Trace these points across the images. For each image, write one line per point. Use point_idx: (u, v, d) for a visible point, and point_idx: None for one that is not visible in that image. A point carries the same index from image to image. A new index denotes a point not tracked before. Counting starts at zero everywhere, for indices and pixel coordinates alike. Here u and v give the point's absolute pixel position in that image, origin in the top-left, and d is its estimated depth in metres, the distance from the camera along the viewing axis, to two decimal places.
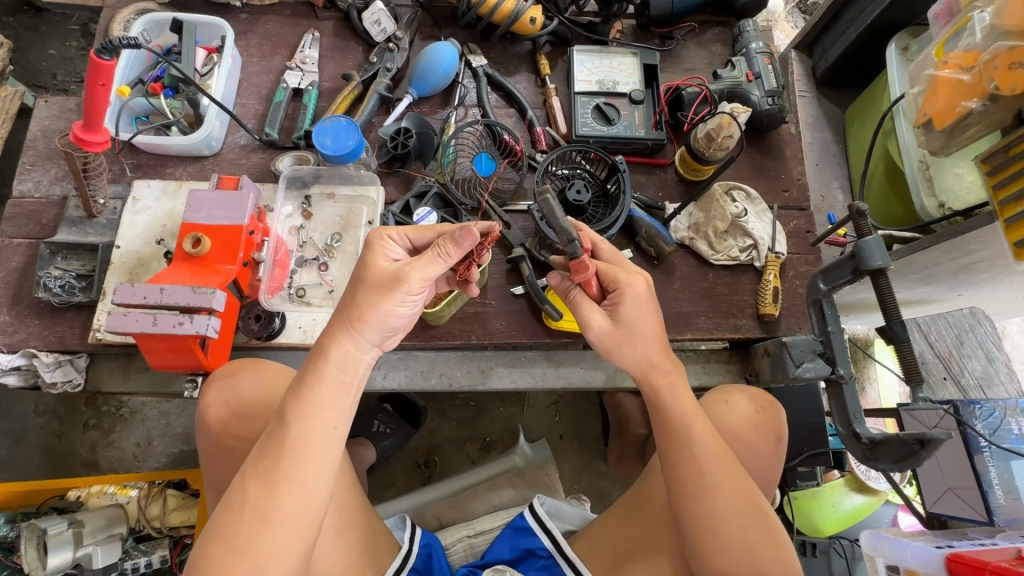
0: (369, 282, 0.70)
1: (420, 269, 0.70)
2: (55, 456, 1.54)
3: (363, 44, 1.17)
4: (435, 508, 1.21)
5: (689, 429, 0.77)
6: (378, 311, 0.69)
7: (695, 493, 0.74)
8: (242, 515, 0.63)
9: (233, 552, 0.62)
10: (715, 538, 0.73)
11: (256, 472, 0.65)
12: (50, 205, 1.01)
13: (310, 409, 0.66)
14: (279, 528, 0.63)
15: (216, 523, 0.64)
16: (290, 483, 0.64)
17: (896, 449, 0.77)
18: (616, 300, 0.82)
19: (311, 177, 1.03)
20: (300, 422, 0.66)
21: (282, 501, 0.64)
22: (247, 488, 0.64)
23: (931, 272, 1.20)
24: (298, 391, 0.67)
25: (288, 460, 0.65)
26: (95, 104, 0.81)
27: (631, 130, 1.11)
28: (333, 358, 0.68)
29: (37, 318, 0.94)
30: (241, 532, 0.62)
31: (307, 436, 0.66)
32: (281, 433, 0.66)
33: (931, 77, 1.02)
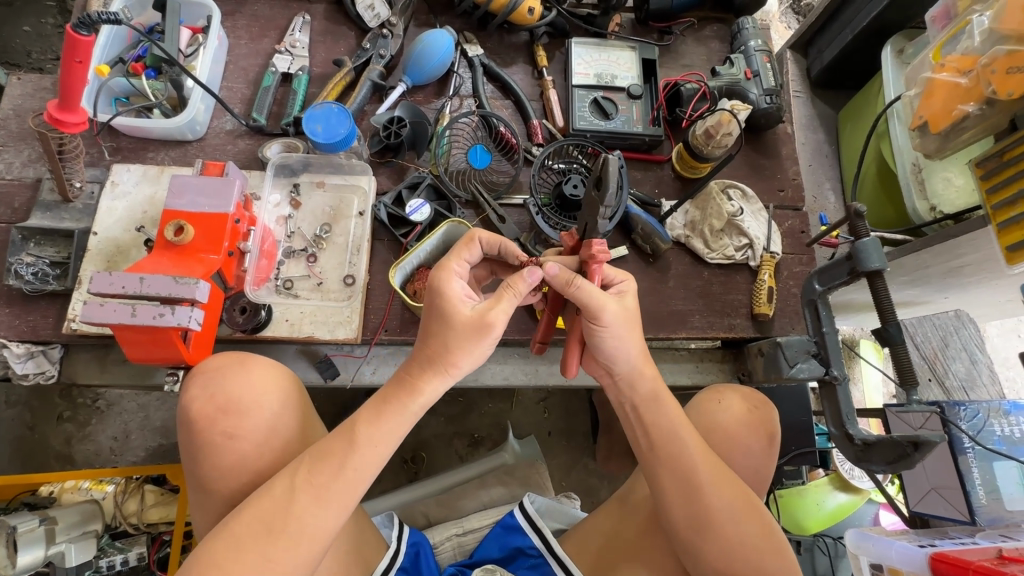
0: (455, 329, 0.68)
1: (504, 314, 0.69)
2: (26, 449, 1.49)
3: (356, 29, 1.13)
4: (423, 505, 1.19)
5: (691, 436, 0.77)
6: (465, 356, 0.69)
7: (712, 499, 0.73)
8: (285, 525, 0.62)
9: (260, 561, 0.60)
10: (724, 543, 0.73)
11: (308, 484, 0.64)
12: (23, 188, 0.96)
13: (381, 432, 0.67)
14: (313, 541, 0.63)
15: (248, 528, 0.62)
16: (338, 501, 0.64)
17: (889, 451, 0.77)
18: (620, 294, 0.80)
19: (300, 165, 1.00)
20: (365, 443, 0.66)
21: (324, 515, 0.63)
22: (295, 498, 0.63)
23: (921, 275, 1.21)
24: (373, 412, 0.68)
25: (343, 479, 0.65)
26: (72, 82, 0.77)
27: (629, 125, 1.09)
28: (415, 388, 0.69)
29: (8, 306, 0.90)
30: (273, 540, 0.61)
31: (367, 458, 0.66)
32: (337, 445, 0.66)
33: (928, 79, 1.02)
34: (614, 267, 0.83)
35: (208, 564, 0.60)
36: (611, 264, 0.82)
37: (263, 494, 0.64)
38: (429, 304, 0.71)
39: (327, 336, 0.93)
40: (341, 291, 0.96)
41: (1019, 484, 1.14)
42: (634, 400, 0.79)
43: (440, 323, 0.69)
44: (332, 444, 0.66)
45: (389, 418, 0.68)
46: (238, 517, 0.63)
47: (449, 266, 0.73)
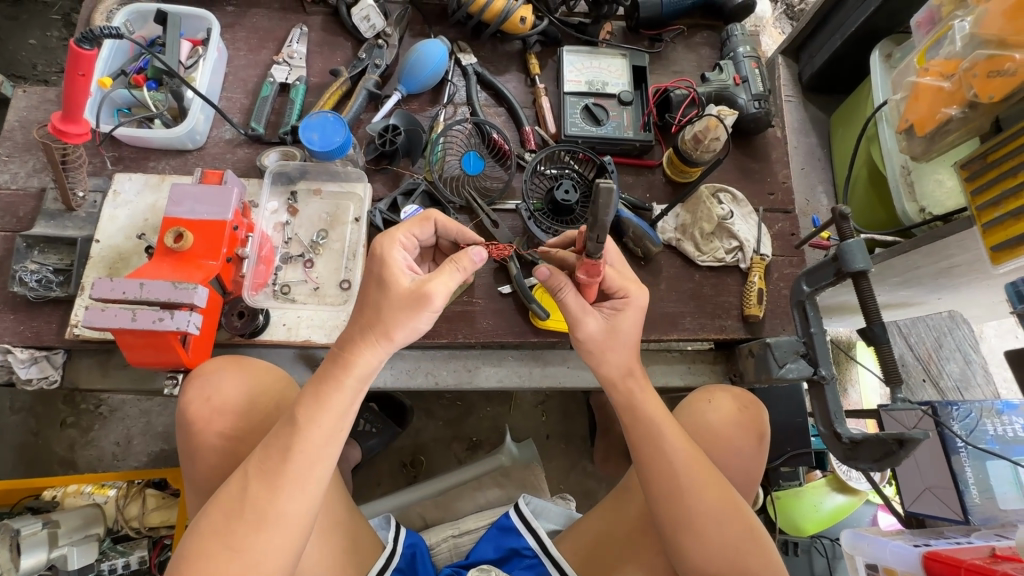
0: (391, 299, 0.68)
1: (444, 285, 0.68)
2: (30, 454, 1.51)
3: (353, 39, 1.16)
4: (420, 507, 1.20)
5: (664, 435, 0.78)
6: (403, 329, 0.68)
7: (691, 498, 0.75)
8: (242, 513, 0.63)
9: (226, 549, 0.62)
10: (704, 538, 0.74)
11: (259, 472, 0.65)
12: (27, 197, 0.99)
13: (322, 414, 0.66)
14: (274, 529, 0.63)
15: (211, 522, 0.63)
16: (293, 484, 0.64)
17: (876, 449, 0.79)
18: (619, 308, 0.82)
19: (298, 172, 1.02)
20: (306, 424, 0.66)
21: (282, 502, 0.64)
22: (248, 487, 0.64)
23: (912, 276, 1.22)
24: (311, 395, 0.67)
25: (292, 464, 0.65)
26: (74, 94, 0.80)
27: (620, 131, 1.11)
28: (347, 365, 0.68)
29: (13, 312, 0.92)
30: (235, 529, 0.62)
31: (311, 441, 0.65)
32: (284, 430, 0.66)
33: (913, 83, 1.04)
34: (619, 276, 0.83)
35: (182, 560, 0.62)
36: (616, 273, 0.83)
37: (222, 489, 0.65)
38: (369, 268, 0.72)
39: (323, 340, 0.94)
40: (337, 295, 0.98)
41: (1013, 483, 1.14)
42: (617, 394, 0.82)
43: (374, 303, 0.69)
44: (278, 430, 0.67)
45: (327, 398, 0.67)
46: (205, 512, 0.65)
47: (396, 234, 0.74)
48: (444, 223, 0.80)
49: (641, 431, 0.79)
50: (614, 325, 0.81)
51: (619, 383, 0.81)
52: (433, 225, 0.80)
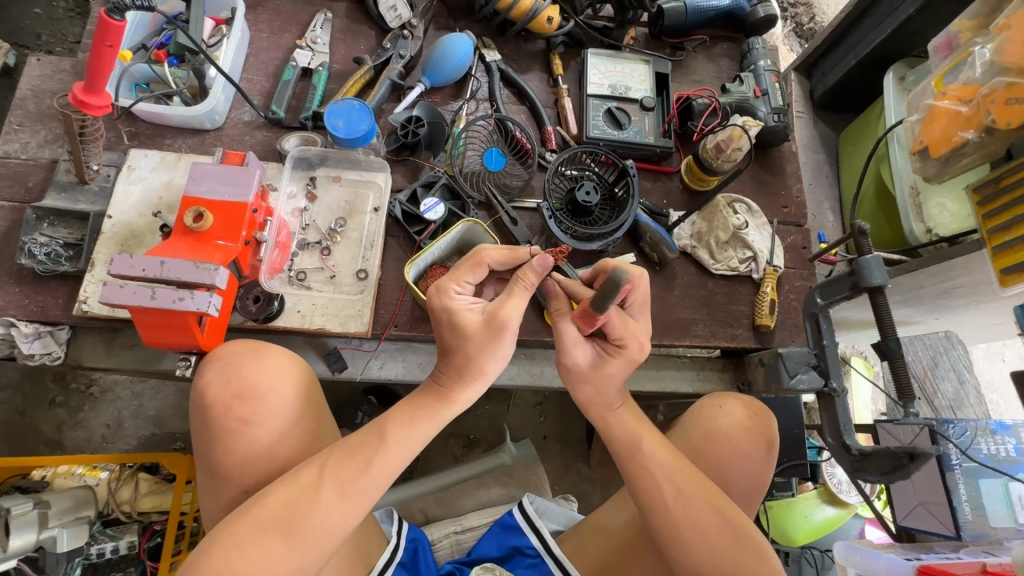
0: (472, 338, 0.71)
1: (517, 307, 0.71)
2: (15, 433, 1.47)
3: (377, 29, 1.16)
4: (421, 502, 1.18)
5: (642, 445, 0.81)
6: (492, 360, 0.72)
7: (681, 507, 0.75)
8: (310, 513, 0.64)
9: (280, 548, 0.63)
10: (690, 546, 0.74)
11: (336, 477, 0.67)
12: (38, 168, 0.96)
13: (411, 435, 0.71)
14: (334, 533, 0.65)
15: (269, 515, 0.63)
16: (362, 496, 0.67)
17: (884, 462, 0.80)
18: (611, 352, 0.82)
19: (318, 159, 1.01)
20: (394, 442, 0.70)
21: (344, 511, 0.66)
22: (322, 489, 0.66)
23: (915, 295, 1.25)
24: (403, 416, 0.72)
25: (368, 478, 0.68)
26: (100, 65, 0.78)
27: (641, 136, 1.12)
28: (450, 395, 0.74)
29: (18, 285, 0.89)
30: (294, 528, 0.63)
31: (390, 458, 0.69)
32: (373, 441, 0.69)
33: (930, 106, 1.06)
34: (620, 325, 0.79)
35: (234, 545, 0.61)
36: (619, 320, 0.79)
37: (292, 479, 0.66)
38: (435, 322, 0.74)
39: (338, 329, 0.93)
40: (353, 285, 0.97)
41: (1003, 501, 1.17)
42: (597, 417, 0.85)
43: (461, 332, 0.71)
44: (367, 439, 0.70)
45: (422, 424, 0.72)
46: (261, 502, 0.64)
47: (448, 276, 0.75)
48: (496, 261, 0.76)
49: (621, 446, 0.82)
50: (601, 362, 0.81)
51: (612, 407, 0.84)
52: (487, 265, 0.75)
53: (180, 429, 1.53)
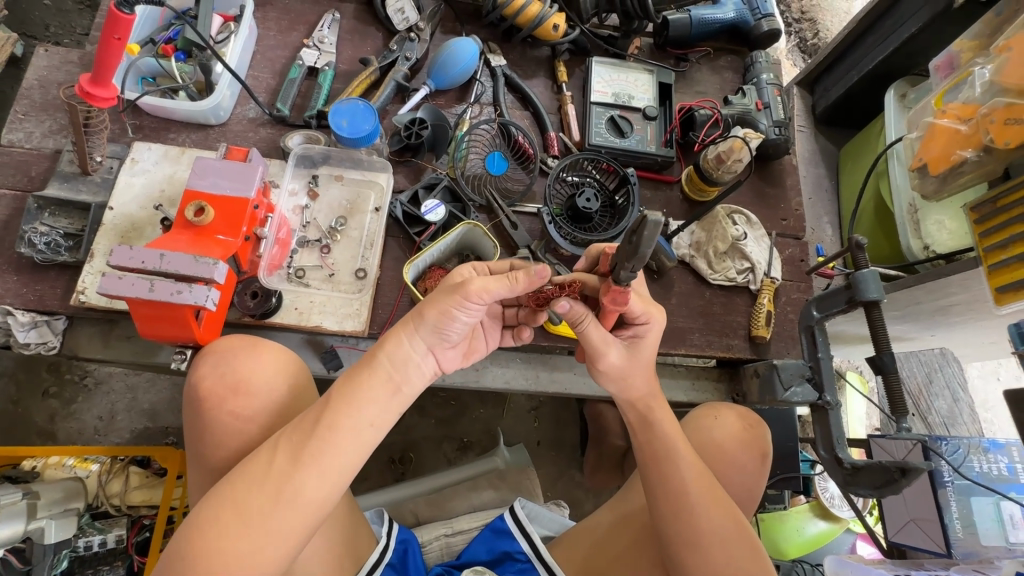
0: (439, 289, 0.71)
1: (484, 283, 0.67)
2: (7, 422, 1.46)
3: (384, 30, 1.17)
4: (413, 504, 1.16)
5: (666, 445, 0.80)
6: (434, 312, 0.69)
7: (706, 511, 0.76)
8: (263, 484, 0.63)
9: (237, 520, 0.61)
10: (700, 546, 0.75)
11: (288, 443, 0.65)
12: (41, 158, 0.97)
13: (364, 399, 0.67)
14: (293, 506, 0.63)
15: (231, 491, 0.63)
16: (315, 464, 0.64)
17: (877, 475, 0.80)
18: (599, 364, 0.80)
19: (321, 157, 1.01)
20: (344, 408, 0.66)
21: (306, 485, 0.63)
22: (275, 459, 0.64)
23: (911, 311, 1.25)
24: (352, 380, 0.68)
25: (316, 441, 0.65)
26: (107, 57, 0.78)
27: (643, 145, 1.12)
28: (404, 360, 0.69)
29: (16, 274, 0.89)
30: (258, 506, 0.62)
31: (347, 422, 0.66)
32: (327, 409, 0.66)
33: (930, 124, 1.07)
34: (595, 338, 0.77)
35: (195, 523, 0.62)
36: (595, 334, 0.77)
37: (253, 454, 0.66)
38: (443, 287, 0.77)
39: (335, 326, 0.94)
40: (352, 284, 0.97)
41: (996, 521, 1.18)
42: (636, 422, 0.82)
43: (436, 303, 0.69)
44: (321, 409, 0.67)
45: (380, 390, 0.68)
46: (227, 479, 0.64)
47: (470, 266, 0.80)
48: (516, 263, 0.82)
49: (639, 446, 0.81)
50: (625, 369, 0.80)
51: (638, 404, 0.82)
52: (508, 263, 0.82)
53: (173, 423, 1.52)
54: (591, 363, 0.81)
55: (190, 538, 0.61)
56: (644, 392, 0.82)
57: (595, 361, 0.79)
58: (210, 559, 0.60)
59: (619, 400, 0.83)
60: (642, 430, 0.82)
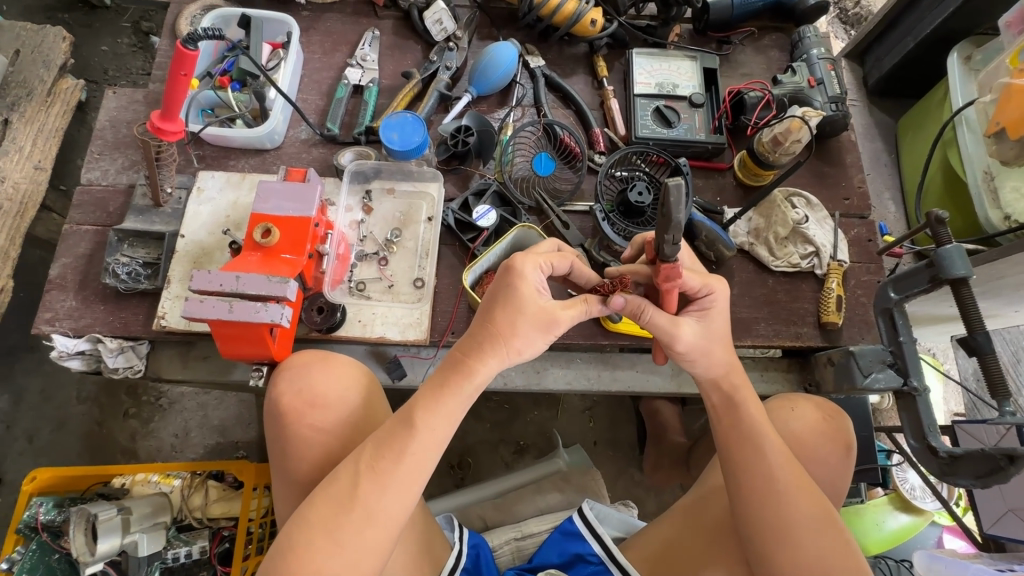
0: (526, 314, 0.71)
1: (571, 316, 0.74)
2: (95, 443, 1.57)
3: (423, 43, 1.18)
4: (479, 508, 1.16)
5: (764, 444, 0.79)
6: (527, 347, 0.72)
7: (798, 503, 0.75)
8: (349, 513, 0.65)
9: (331, 545, 0.64)
10: (794, 542, 0.73)
11: (371, 467, 0.67)
12: (117, 193, 1.03)
13: (439, 415, 0.69)
14: (381, 526, 0.66)
15: (318, 515, 0.65)
16: (399, 485, 0.67)
17: (979, 464, 0.74)
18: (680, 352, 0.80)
19: (373, 172, 1.04)
20: (424, 426, 0.69)
21: (387, 502, 0.66)
22: (360, 485, 0.66)
23: (995, 286, 1.17)
24: (430, 396, 0.70)
25: (393, 461, 0.67)
26: (175, 93, 0.83)
27: (692, 134, 1.09)
28: (471, 371, 0.71)
29: (104, 303, 0.96)
30: (341, 523, 0.65)
31: (426, 441, 0.69)
32: (394, 425, 0.69)
33: (1005, 85, 1.00)
34: (664, 320, 0.78)
35: (287, 548, 0.64)
36: (664, 317, 0.78)
37: (332, 479, 0.67)
38: (502, 281, 0.74)
39: (397, 336, 0.95)
40: (411, 293, 0.98)
41: None
42: (719, 414, 0.83)
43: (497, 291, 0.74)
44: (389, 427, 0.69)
45: (447, 401, 0.70)
46: (310, 504, 0.66)
47: (534, 255, 0.76)
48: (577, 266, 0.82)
49: (730, 442, 0.81)
50: (709, 337, 0.81)
51: (722, 381, 0.83)
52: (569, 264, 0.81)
53: (242, 438, 1.59)
54: (671, 350, 0.80)
55: (287, 560, 0.63)
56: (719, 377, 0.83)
57: (672, 346, 0.80)
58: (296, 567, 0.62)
59: (703, 381, 0.84)
60: (731, 418, 0.82)
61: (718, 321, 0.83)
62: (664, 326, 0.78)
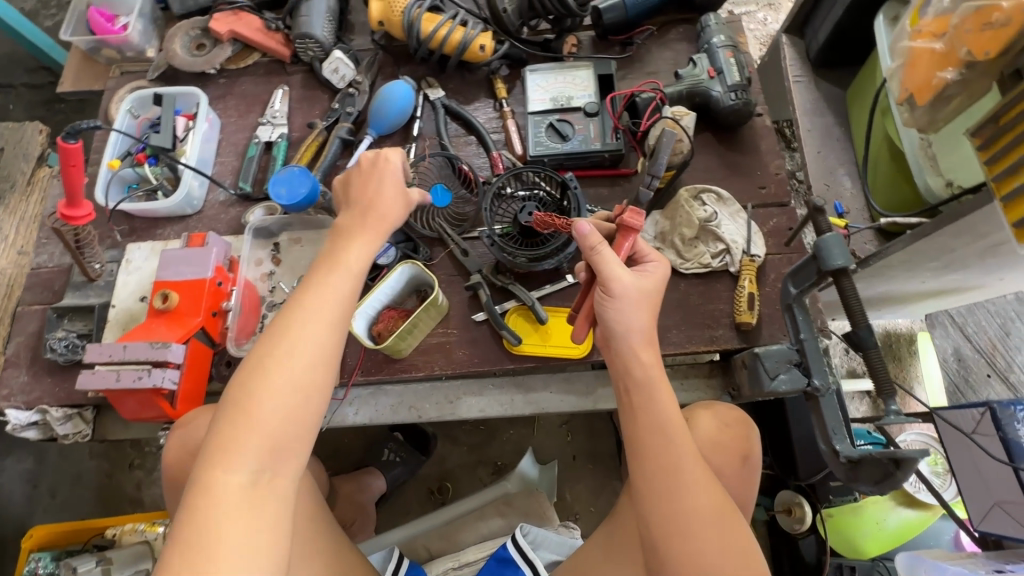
0: (387, 184, 0.81)
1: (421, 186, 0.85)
2: (106, 494, 1.70)
3: (329, 91, 1.23)
4: (425, 538, 1.20)
5: (672, 438, 0.73)
6: (394, 218, 0.81)
7: (700, 502, 0.71)
8: (243, 415, 0.65)
9: (231, 449, 0.63)
10: (693, 544, 0.69)
11: (257, 362, 0.67)
12: (60, 272, 1.13)
13: (321, 303, 0.71)
14: (280, 412, 0.65)
15: (221, 431, 0.64)
16: (288, 365, 0.67)
17: (874, 469, 0.70)
18: (610, 296, 0.78)
19: (277, 226, 1.08)
20: (300, 316, 0.70)
21: (283, 386, 0.66)
22: (247, 386, 0.66)
23: (949, 260, 1.07)
24: (298, 298, 0.71)
25: (280, 353, 0.67)
26: (72, 182, 0.92)
27: (586, 144, 1.07)
28: (337, 260, 0.75)
29: (50, 376, 1.05)
30: (240, 430, 0.64)
31: (312, 329, 0.69)
32: (280, 331, 0.69)
33: (907, 48, 0.92)
34: (610, 260, 0.79)
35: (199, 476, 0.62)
36: (610, 255, 0.79)
37: (226, 401, 0.66)
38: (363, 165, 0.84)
39: None
40: None
41: None
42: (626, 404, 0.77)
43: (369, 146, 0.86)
44: (272, 336, 0.69)
45: (325, 286, 0.72)
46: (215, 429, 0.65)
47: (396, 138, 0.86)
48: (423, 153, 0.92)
49: (636, 431, 0.75)
50: (643, 292, 0.79)
51: (639, 357, 0.77)
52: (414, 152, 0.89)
53: None
54: (603, 293, 0.78)
55: (198, 487, 0.62)
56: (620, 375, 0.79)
57: (608, 290, 0.78)
58: (211, 483, 0.62)
59: (615, 363, 0.79)
60: (633, 409, 0.76)
61: (654, 283, 0.81)
62: (609, 261, 0.79)
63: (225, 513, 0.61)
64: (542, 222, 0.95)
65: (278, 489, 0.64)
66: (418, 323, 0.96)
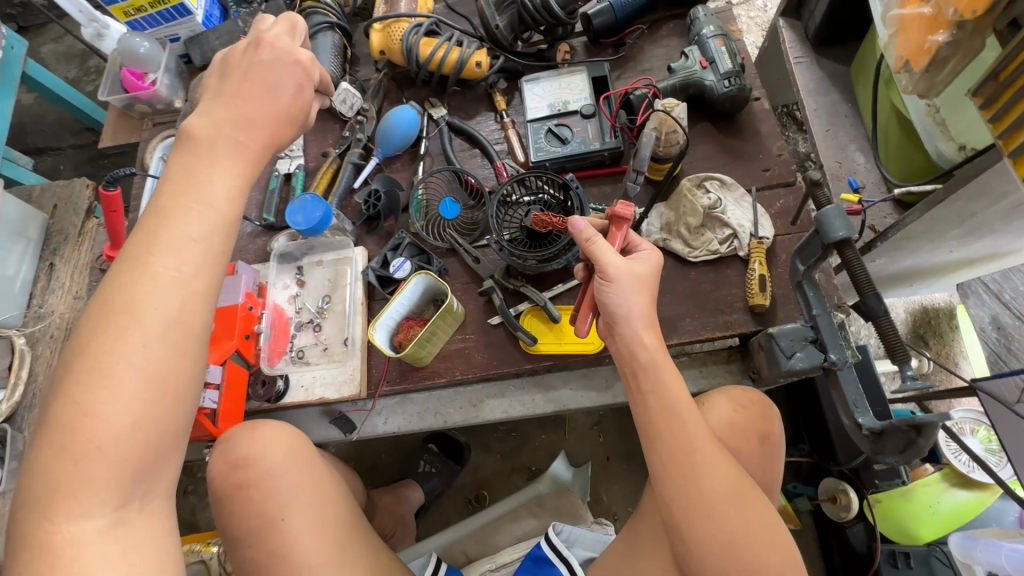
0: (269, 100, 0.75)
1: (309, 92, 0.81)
2: None
3: (339, 120, 1.30)
4: (462, 543, 1.22)
5: (681, 418, 0.73)
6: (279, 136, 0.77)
7: (720, 478, 0.71)
8: (72, 425, 0.57)
9: (70, 468, 0.56)
10: (715, 521, 0.69)
11: (80, 362, 0.59)
12: None
13: (155, 276, 0.62)
14: (120, 410, 0.58)
15: (48, 445, 0.57)
16: (120, 358, 0.59)
17: (897, 438, 0.69)
18: (607, 282, 0.80)
19: (301, 251, 1.15)
20: (133, 294, 0.61)
21: (123, 380, 0.58)
22: (73, 390, 0.58)
23: (972, 225, 1.04)
24: (123, 274, 0.62)
25: (112, 343, 0.59)
26: (114, 226, 1.01)
27: (586, 145, 1.10)
28: (172, 211, 0.65)
29: None
30: (72, 443, 0.57)
31: (150, 304, 0.61)
32: (100, 339, 0.59)
33: (898, 17, 0.93)
34: (604, 249, 0.81)
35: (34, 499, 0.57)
36: (605, 245, 0.81)
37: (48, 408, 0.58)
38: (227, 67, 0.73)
39: (335, 395, 1.04)
40: (342, 352, 1.06)
41: None
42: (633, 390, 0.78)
43: (237, 73, 0.76)
44: (97, 336, 0.59)
45: (161, 254, 0.63)
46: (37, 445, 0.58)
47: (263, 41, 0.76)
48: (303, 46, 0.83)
49: (642, 415, 0.76)
50: (636, 278, 0.81)
51: (642, 342, 0.78)
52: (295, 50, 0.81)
53: None
54: (601, 282, 0.80)
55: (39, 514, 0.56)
56: (627, 359, 0.79)
57: (604, 277, 0.80)
58: (59, 509, 0.56)
59: (620, 350, 0.80)
60: (640, 394, 0.77)
61: (647, 267, 0.83)
62: (603, 252, 0.81)
63: (85, 536, 0.57)
64: (542, 222, 0.99)
65: (149, 514, 0.62)
66: (436, 331, 1.00)
